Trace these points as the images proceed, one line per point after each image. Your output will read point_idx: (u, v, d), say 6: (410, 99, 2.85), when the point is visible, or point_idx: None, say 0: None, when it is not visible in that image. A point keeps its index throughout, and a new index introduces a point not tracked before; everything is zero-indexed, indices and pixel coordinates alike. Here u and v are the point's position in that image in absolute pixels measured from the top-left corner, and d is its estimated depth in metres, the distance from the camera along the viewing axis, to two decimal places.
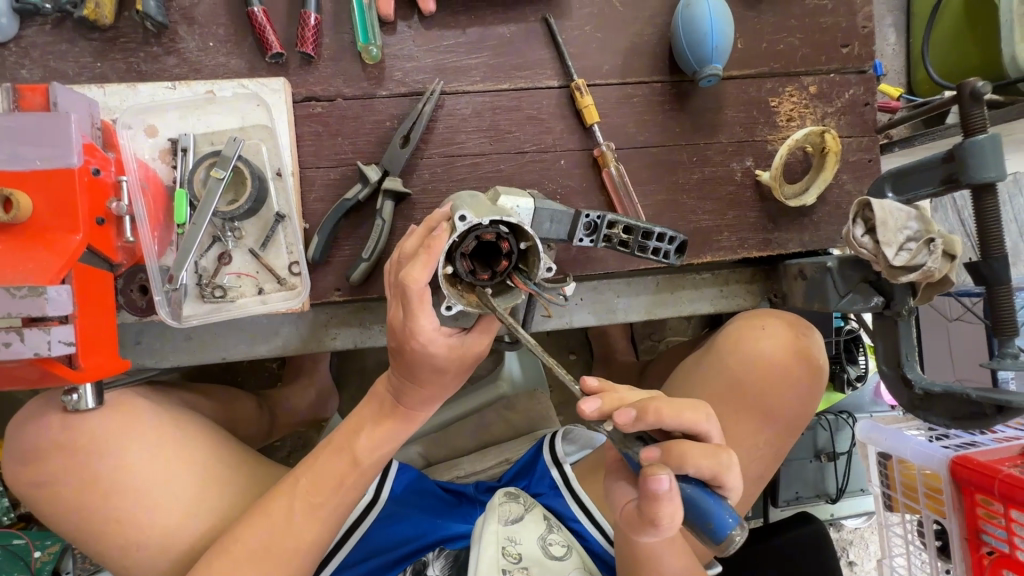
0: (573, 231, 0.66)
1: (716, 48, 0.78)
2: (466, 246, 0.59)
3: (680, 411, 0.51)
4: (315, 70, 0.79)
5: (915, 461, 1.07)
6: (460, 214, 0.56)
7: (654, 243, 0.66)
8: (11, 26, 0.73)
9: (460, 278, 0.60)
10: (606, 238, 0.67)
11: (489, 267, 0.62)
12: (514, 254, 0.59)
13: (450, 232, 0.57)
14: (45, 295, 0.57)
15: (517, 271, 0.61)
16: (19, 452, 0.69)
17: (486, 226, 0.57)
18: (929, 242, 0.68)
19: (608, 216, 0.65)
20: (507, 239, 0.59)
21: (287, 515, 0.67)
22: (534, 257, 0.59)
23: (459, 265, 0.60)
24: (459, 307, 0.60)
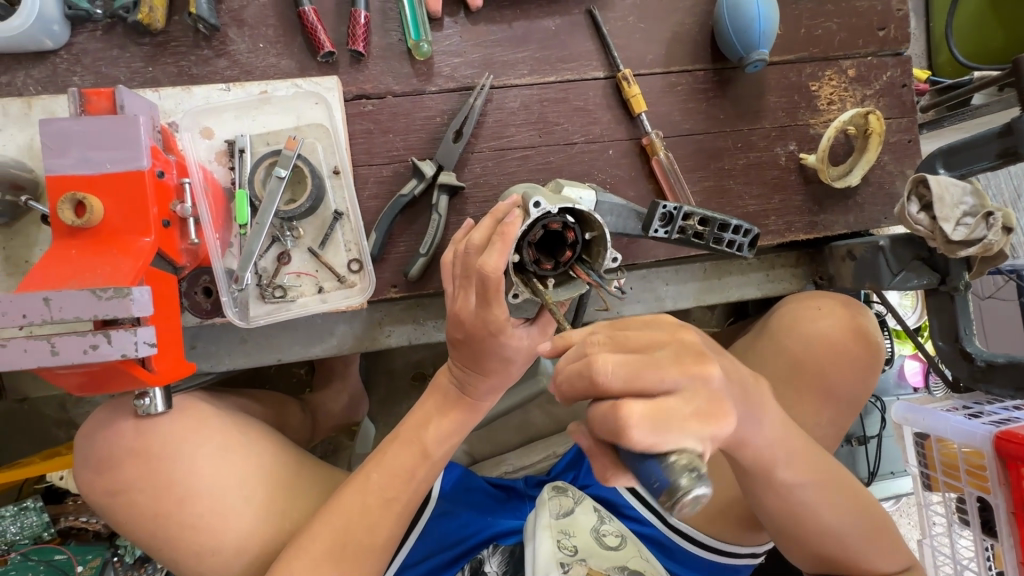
0: (649, 222, 0.65)
1: (762, 34, 0.79)
2: (534, 235, 0.59)
3: (573, 382, 0.46)
4: (365, 68, 0.79)
5: (955, 438, 1.08)
6: (534, 198, 0.56)
7: (728, 235, 0.67)
8: (63, 34, 0.73)
9: (526, 268, 0.60)
10: (680, 229, 0.66)
11: (552, 257, 0.62)
12: (579, 244, 0.59)
13: (522, 219, 0.57)
14: (130, 295, 0.55)
15: (580, 262, 0.61)
16: (90, 460, 0.69)
17: (555, 214, 0.57)
18: (987, 217, 0.69)
19: (685, 208, 0.64)
20: (573, 229, 0.59)
21: (362, 508, 0.68)
22: (601, 247, 0.58)
23: (526, 254, 0.60)
24: (525, 294, 0.60)
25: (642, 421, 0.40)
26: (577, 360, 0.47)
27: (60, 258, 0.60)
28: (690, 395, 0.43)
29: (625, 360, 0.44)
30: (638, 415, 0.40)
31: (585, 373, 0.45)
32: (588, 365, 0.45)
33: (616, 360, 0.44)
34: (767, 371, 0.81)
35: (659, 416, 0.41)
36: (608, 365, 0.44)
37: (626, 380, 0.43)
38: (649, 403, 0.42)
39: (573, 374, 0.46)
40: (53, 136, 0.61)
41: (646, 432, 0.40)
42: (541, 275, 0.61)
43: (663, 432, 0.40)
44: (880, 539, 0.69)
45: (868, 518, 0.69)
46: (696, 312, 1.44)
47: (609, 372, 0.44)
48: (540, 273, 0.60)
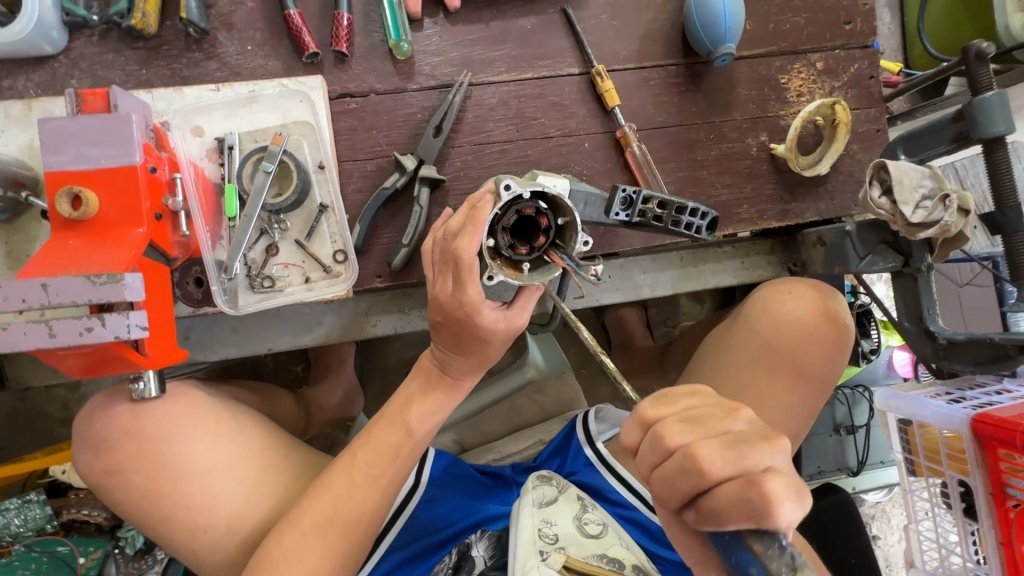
0: (610, 206, 0.68)
1: (729, 29, 0.82)
2: (508, 220, 0.61)
3: (674, 482, 0.45)
4: (348, 68, 0.82)
5: (936, 423, 1.08)
6: (504, 181, 0.59)
7: (686, 217, 0.68)
8: (61, 39, 0.77)
9: (501, 252, 0.62)
10: (640, 214, 0.68)
11: (527, 242, 0.63)
12: (552, 230, 0.61)
13: (494, 204, 0.60)
14: (122, 281, 0.59)
15: (554, 247, 0.62)
16: (88, 442, 0.72)
17: (527, 200, 0.60)
18: (944, 199, 0.72)
19: (643, 191, 0.67)
20: (546, 214, 0.61)
21: (348, 484, 0.71)
22: (572, 232, 0.60)
23: (500, 239, 0.61)
24: (500, 277, 0.61)
25: (774, 500, 0.41)
26: (670, 452, 0.46)
27: (57, 248, 0.63)
28: (786, 465, 0.45)
29: (723, 442, 0.44)
30: (775, 487, 0.41)
31: (685, 459, 0.45)
32: (694, 457, 0.44)
33: (715, 442, 0.44)
34: (736, 355, 0.84)
35: (789, 486, 0.42)
36: (714, 448, 0.44)
37: (738, 459, 0.43)
38: (770, 472, 0.43)
39: (677, 472, 0.45)
40: (51, 135, 0.65)
41: (783, 508, 0.41)
42: (517, 260, 0.62)
43: (786, 500, 0.41)
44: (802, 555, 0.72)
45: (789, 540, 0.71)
46: (684, 305, 1.46)
47: (704, 454, 0.44)
48: (515, 257, 0.62)
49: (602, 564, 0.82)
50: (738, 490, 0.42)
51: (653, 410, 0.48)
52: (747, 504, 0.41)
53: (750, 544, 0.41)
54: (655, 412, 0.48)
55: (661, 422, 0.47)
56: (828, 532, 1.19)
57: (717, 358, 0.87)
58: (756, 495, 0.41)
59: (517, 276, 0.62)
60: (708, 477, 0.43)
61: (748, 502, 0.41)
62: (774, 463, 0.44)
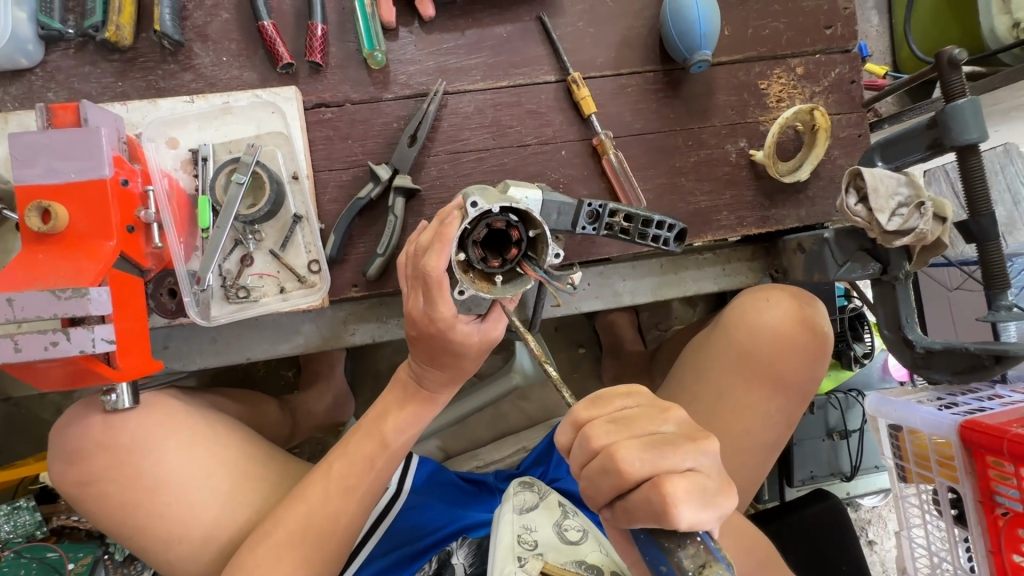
0: (576, 220, 0.67)
1: (704, 35, 0.81)
2: (479, 234, 0.60)
3: (599, 481, 0.47)
4: (323, 78, 0.83)
5: (925, 429, 1.06)
6: (471, 198, 0.57)
7: (653, 230, 0.68)
8: (37, 53, 0.77)
9: (473, 265, 0.61)
10: (607, 227, 0.68)
11: (500, 255, 0.63)
12: (524, 242, 0.60)
13: (462, 220, 0.59)
14: (88, 295, 0.60)
15: (527, 258, 0.61)
16: (63, 452, 0.73)
17: (496, 214, 0.59)
18: (919, 207, 0.71)
19: (609, 205, 0.67)
20: (517, 227, 0.60)
21: (323, 496, 0.71)
22: (543, 244, 0.60)
23: (471, 253, 0.61)
24: (471, 291, 0.60)
25: (680, 500, 0.43)
26: (596, 452, 0.48)
27: (27, 262, 0.64)
28: (706, 469, 0.47)
29: (645, 443, 0.46)
30: (680, 490, 0.44)
31: (607, 461, 0.47)
32: (615, 459, 0.46)
33: (636, 444, 0.46)
34: (713, 365, 0.85)
35: (698, 491, 0.44)
36: (633, 450, 0.46)
37: (655, 463, 0.45)
38: (680, 474, 0.45)
39: (601, 472, 0.47)
40: (21, 149, 0.65)
41: (687, 509, 0.43)
42: (489, 273, 0.62)
43: (694, 502, 0.44)
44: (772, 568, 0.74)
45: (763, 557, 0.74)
46: (674, 309, 1.45)
47: (633, 459, 0.45)
48: (487, 271, 0.61)
49: (579, 570, 0.82)
50: (653, 492, 0.44)
51: (587, 411, 0.50)
52: (658, 506, 0.44)
53: (665, 544, 0.44)
54: (588, 413, 0.50)
55: (591, 423, 0.49)
56: (818, 539, 1.17)
57: (698, 368, 0.86)
58: (665, 498, 0.44)
59: (490, 288, 0.61)
60: (627, 479, 0.46)
61: (659, 503, 0.44)
62: (692, 464, 0.46)
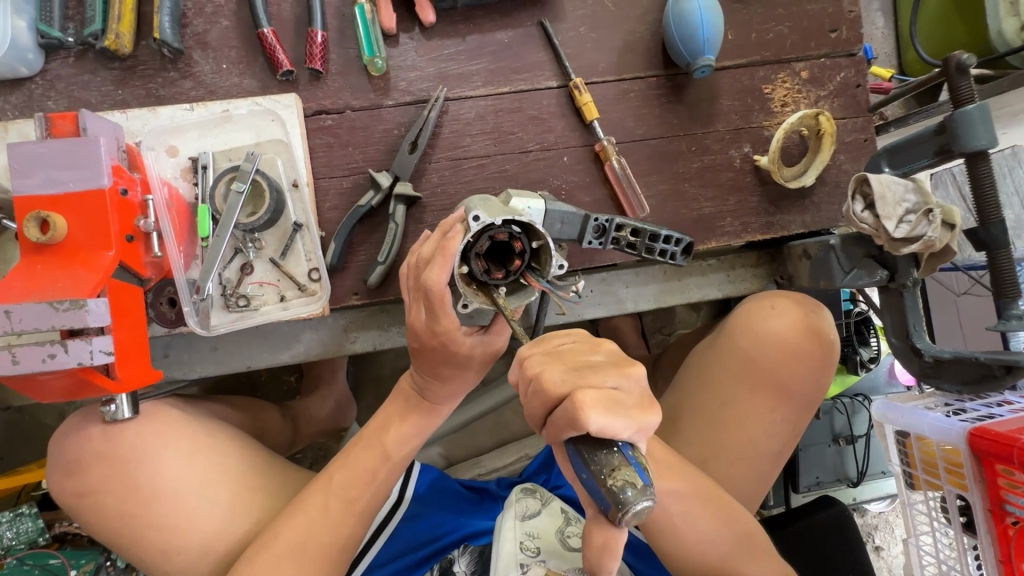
0: (582, 235, 0.68)
1: (707, 40, 0.81)
2: (481, 245, 0.59)
3: (529, 403, 0.44)
4: (324, 84, 0.82)
5: (933, 436, 1.03)
6: (473, 212, 0.56)
7: (660, 245, 0.66)
8: (37, 61, 0.77)
9: (476, 277, 0.60)
10: (614, 241, 0.67)
11: (503, 266, 0.61)
12: (527, 253, 0.59)
13: (464, 233, 0.58)
14: (86, 307, 0.60)
15: (531, 269, 0.60)
16: (62, 463, 0.73)
17: (499, 226, 0.58)
18: (927, 214, 0.70)
19: (615, 219, 0.66)
20: (520, 238, 0.58)
21: (324, 509, 0.70)
22: (547, 255, 0.58)
23: (474, 265, 0.60)
24: (474, 305, 0.60)
25: (592, 409, 0.39)
26: (529, 381, 0.44)
27: (25, 273, 0.64)
28: (633, 391, 0.43)
29: (571, 368, 0.43)
30: (594, 401, 0.39)
31: (535, 386, 0.43)
32: (541, 381, 0.43)
33: (561, 369, 0.43)
34: (717, 372, 0.84)
35: (613, 402, 0.40)
36: (557, 370, 0.43)
37: (579, 378, 0.42)
38: (600, 387, 0.41)
39: (527, 397, 0.43)
40: (20, 159, 0.65)
41: (598, 416, 0.39)
42: (492, 285, 0.61)
43: (615, 418, 0.39)
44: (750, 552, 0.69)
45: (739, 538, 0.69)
46: (677, 314, 1.44)
47: (555, 378, 0.42)
48: (490, 282, 0.60)
49: None
50: (570, 406, 0.40)
51: (526, 347, 0.46)
52: (574, 418, 0.40)
53: (586, 461, 0.40)
54: (529, 350, 0.46)
55: (525, 357, 0.45)
56: (825, 547, 1.16)
57: (701, 373, 0.86)
58: (578, 410, 0.40)
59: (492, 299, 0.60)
60: (547, 399, 0.42)
61: (572, 415, 0.40)
62: (616, 384, 0.42)
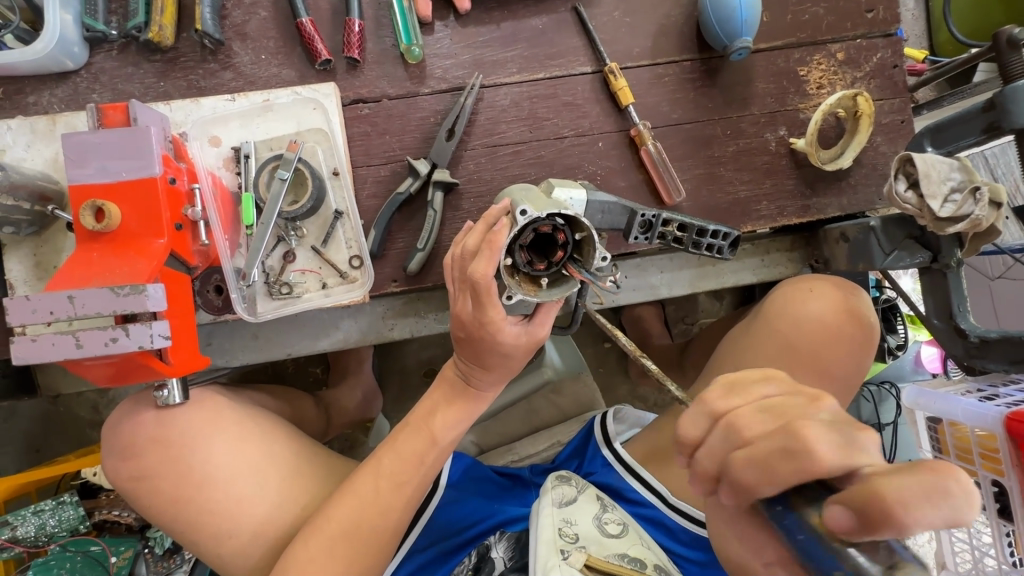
0: (629, 231, 0.68)
1: (745, 22, 0.80)
2: (525, 238, 0.60)
3: (773, 467, 0.41)
4: (361, 73, 0.83)
5: (967, 421, 0.99)
6: (520, 207, 0.58)
7: (708, 239, 0.68)
8: (82, 54, 0.78)
9: (519, 269, 0.62)
10: (660, 236, 0.68)
11: (545, 257, 0.63)
12: (570, 245, 0.61)
13: (511, 227, 0.59)
14: (145, 291, 0.61)
15: (572, 261, 0.62)
16: (115, 448, 0.74)
17: (544, 219, 0.59)
18: (974, 192, 0.69)
19: (663, 215, 0.67)
20: (563, 230, 0.60)
21: (375, 491, 0.71)
22: (590, 247, 0.60)
23: (518, 257, 0.61)
24: (518, 296, 0.61)
25: (909, 507, 0.34)
26: (744, 444, 0.44)
27: (83, 260, 0.65)
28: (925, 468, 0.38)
29: (830, 428, 0.41)
30: (915, 496, 0.34)
31: (787, 449, 0.41)
32: (766, 460, 0.42)
33: (820, 425, 0.41)
34: (757, 355, 0.83)
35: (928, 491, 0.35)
36: (821, 432, 0.40)
37: (845, 458, 0.39)
38: (906, 473, 0.36)
39: (787, 464, 0.41)
40: (74, 149, 0.66)
41: (928, 512, 0.34)
42: (534, 275, 0.63)
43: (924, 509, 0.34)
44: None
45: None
46: (702, 302, 1.43)
47: (824, 442, 0.40)
48: (533, 274, 0.62)
49: (624, 562, 0.80)
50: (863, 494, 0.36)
51: (723, 402, 0.48)
52: (875, 513, 0.35)
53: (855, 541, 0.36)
54: (718, 397, 0.48)
55: (734, 411, 0.46)
56: None
57: (738, 359, 0.86)
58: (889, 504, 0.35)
59: (535, 292, 0.62)
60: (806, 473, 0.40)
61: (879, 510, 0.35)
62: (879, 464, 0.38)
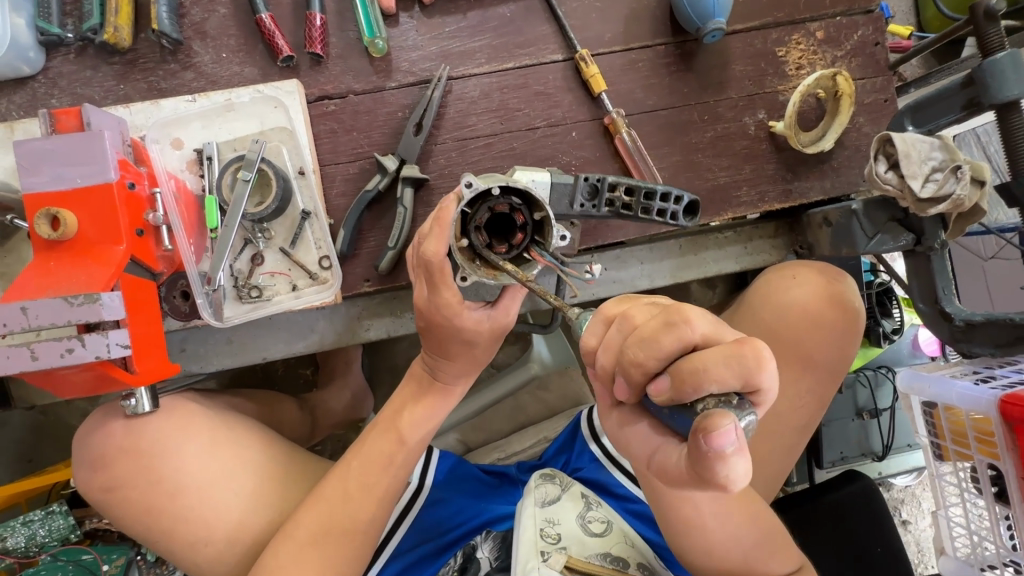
0: (574, 198, 0.63)
1: (717, 3, 0.78)
2: (480, 218, 0.54)
3: (649, 342, 0.41)
4: (325, 69, 0.81)
5: (962, 406, 0.93)
6: (466, 180, 0.52)
7: (657, 202, 0.61)
8: (39, 59, 0.77)
9: (476, 251, 0.56)
10: (609, 203, 0.62)
11: (506, 240, 0.56)
12: (530, 226, 0.53)
13: (458, 203, 0.54)
14: (100, 300, 0.60)
15: (535, 244, 0.55)
16: (86, 459, 0.73)
17: (496, 197, 0.53)
18: (955, 171, 0.67)
19: (608, 178, 0.61)
20: (521, 210, 0.53)
21: (348, 496, 0.70)
22: (547, 226, 0.53)
23: (473, 237, 0.55)
24: (473, 279, 0.55)
25: (713, 367, 0.38)
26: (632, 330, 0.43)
27: (39, 269, 0.64)
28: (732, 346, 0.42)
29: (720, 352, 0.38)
30: (715, 361, 0.38)
31: (620, 359, 0.43)
32: (624, 359, 0.42)
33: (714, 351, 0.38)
34: None
35: (725, 359, 0.38)
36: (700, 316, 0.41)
37: (711, 332, 0.41)
38: (711, 347, 0.39)
39: (630, 346, 0.41)
40: (27, 156, 0.65)
41: (715, 372, 0.38)
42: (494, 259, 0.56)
43: (722, 372, 0.38)
44: (782, 542, 0.71)
45: (773, 537, 0.69)
46: (693, 291, 1.41)
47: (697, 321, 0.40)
48: (491, 257, 0.55)
49: (605, 563, 0.80)
50: (677, 371, 0.39)
51: (615, 306, 0.45)
52: (684, 385, 0.38)
53: (686, 410, 0.39)
54: (610, 305, 0.46)
55: (625, 315, 0.44)
56: (852, 530, 1.09)
57: None
58: (692, 369, 0.38)
59: (493, 275, 0.56)
60: (644, 373, 0.41)
61: (689, 381, 0.38)
62: (708, 332, 0.41)
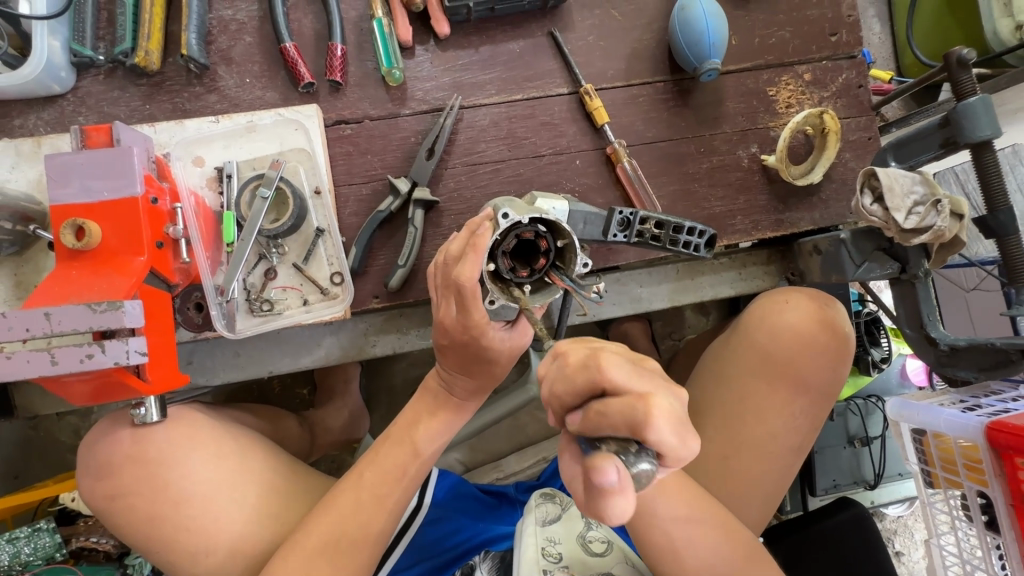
0: (607, 228, 0.66)
1: (713, 45, 0.84)
2: (508, 244, 0.58)
3: (573, 378, 0.41)
4: (343, 96, 0.85)
5: (950, 433, 0.95)
6: (502, 209, 0.56)
7: (684, 236, 0.67)
8: (69, 79, 0.80)
9: (502, 275, 0.59)
10: (638, 234, 0.67)
11: (528, 264, 0.60)
12: (552, 252, 0.57)
13: (493, 230, 0.56)
14: (122, 307, 0.61)
15: (555, 268, 0.58)
16: (92, 466, 0.73)
17: (524, 224, 0.56)
18: (936, 204, 0.72)
19: (640, 212, 0.66)
20: (545, 237, 0.57)
21: (355, 505, 0.71)
22: (571, 254, 0.56)
23: (501, 263, 0.58)
24: (500, 302, 0.58)
25: (609, 412, 0.38)
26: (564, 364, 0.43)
27: (62, 278, 0.66)
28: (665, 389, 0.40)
29: (620, 399, 0.38)
30: (613, 409, 0.38)
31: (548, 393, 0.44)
32: (549, 390, 0.44)
33: (613, 396, 0.39)
34: (735, 368, 0.85)
35: (624, 405, 0.38)
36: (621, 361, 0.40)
37: (634, 380, 0.40)
38: (617, 394, 0.39)
39: (550, 371, 0.44)
40: (57, 169, 0.68)
41: (614, 423, 0.38)
42: (517, 283, 0.59)
43: (617, 422, 0.38)
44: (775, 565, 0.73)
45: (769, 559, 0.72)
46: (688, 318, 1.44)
47: (617, 369, 0.40)
48: (516, 281, 0.58)
49: None
50: (586, 409, 0.41)
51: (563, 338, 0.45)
52: (589, 423, 0.40)
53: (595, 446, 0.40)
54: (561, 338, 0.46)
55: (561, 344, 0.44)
56: (848, 556, 1.09)
57: (719, 371, 0.87)
58: (596, 409, 0.39)
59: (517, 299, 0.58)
60: (562, 406, 0.43)
61: (592, 421, 0.40)
62: (624, 381, 0.40)
